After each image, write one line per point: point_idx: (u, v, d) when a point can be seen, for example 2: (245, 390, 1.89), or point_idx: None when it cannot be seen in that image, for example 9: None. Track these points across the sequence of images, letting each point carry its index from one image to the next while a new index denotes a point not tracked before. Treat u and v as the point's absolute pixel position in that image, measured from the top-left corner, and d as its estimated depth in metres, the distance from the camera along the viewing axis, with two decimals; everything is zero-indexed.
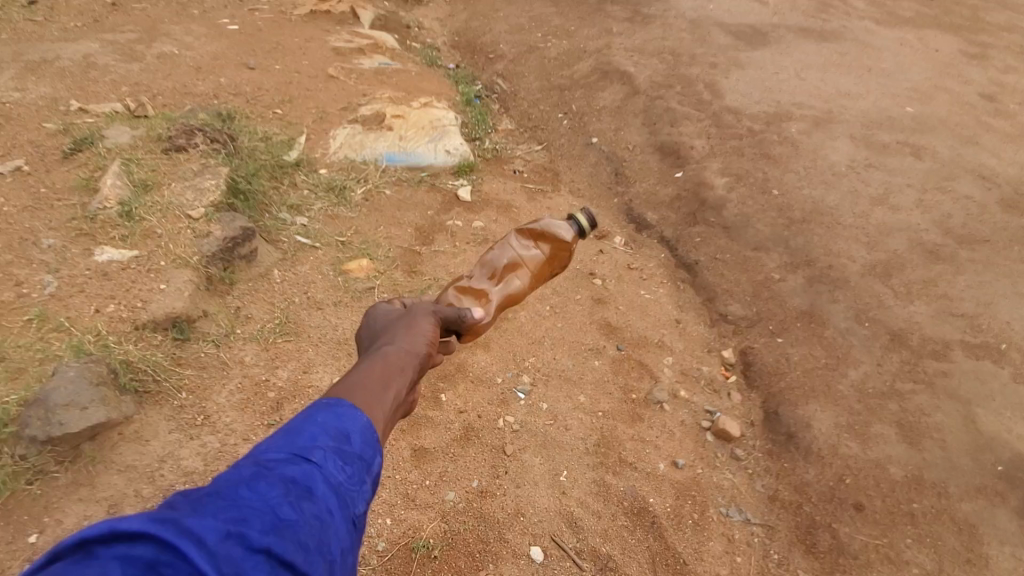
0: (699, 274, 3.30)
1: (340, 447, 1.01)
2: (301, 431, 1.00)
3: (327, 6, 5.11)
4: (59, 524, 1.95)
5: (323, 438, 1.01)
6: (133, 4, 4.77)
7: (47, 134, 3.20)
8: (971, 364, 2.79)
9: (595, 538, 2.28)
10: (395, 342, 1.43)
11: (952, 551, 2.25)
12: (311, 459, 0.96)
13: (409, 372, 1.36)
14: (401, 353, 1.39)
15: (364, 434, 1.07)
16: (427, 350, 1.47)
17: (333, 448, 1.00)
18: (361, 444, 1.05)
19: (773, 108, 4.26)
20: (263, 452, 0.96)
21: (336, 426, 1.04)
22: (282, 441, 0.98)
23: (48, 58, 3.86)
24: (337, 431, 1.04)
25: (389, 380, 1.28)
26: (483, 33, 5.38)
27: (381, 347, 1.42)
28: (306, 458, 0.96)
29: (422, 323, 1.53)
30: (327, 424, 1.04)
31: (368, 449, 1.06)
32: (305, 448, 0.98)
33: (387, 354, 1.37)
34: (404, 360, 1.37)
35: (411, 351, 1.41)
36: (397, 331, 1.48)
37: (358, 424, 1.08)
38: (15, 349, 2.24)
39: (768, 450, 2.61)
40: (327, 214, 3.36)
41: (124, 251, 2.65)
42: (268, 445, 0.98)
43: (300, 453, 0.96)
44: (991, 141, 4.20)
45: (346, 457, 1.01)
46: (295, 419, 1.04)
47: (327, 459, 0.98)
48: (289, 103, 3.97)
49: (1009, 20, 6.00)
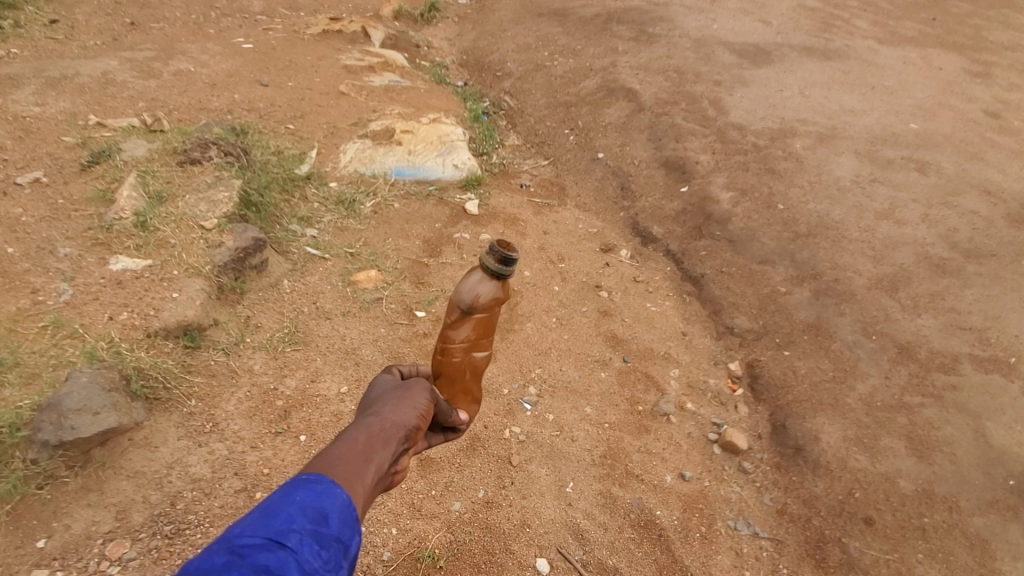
0: (705, 287, 3.32)
1: (317, 530, 0.92)
2: (277, 513, 0.91)
3: (339, 26, 5.25)
4: (67, 529, 1.97)
5: (300, 520, 0.91)
6: (151, 24, 4.92)
7: (66, 147, 3.29)
8: (980, 377, 2.77)
9: (601, 551, 2.26)
10: (383, 410, 1.26)
11: (965, 567, 2.21)
12: (286, 544, 0.87)
13: (394, 445, 1.19)
14: (387, 423, 1.22)
15: (343, 514, 0.97)
16: (419, 422, 1.28)
17: (310, 531, 0.91)
18: (339, 525, 0.95)
19: (777, 124, 4.31)
20: (238, 535, 0.87)
21: (315, 506, 0.95)
22: (258, 523, 0.89)
23: (68, 75, 3.98)
24: (315, 511, 0.94)
25: (371, 453, 1.13)
26: (491, 52, 5.49)
27: (366, 415, 1.25)
28: (281, 542, 0.87)
29: (417, 392, 1.33)
30: (305, 503, 0.94)
31: (346, 529, 0.96)
32: (282, 531, 0.88)
33: (371, 424, 1.20)
34: (388, 432, 1.20)
35: (399, 423, 1.24)
36: (385, 400, 1.30)
37: (337, 503, 0.98)
38: (29, 355, 2.28)
39: (776, 463, 2.59)
40: (337, 226, 3.41)
41: (139, 260, 2.70)
42: (241, 526, 0.89)
43: (276, 537, 0.87)
44: (995, 157, 4.22)
45: (322, 541, 0.91)
46: (271, 498, 0.94)
47: (303, 544, 0.88)
48: (301, 118, 4.05)
49: (1012, 39, 6.06)
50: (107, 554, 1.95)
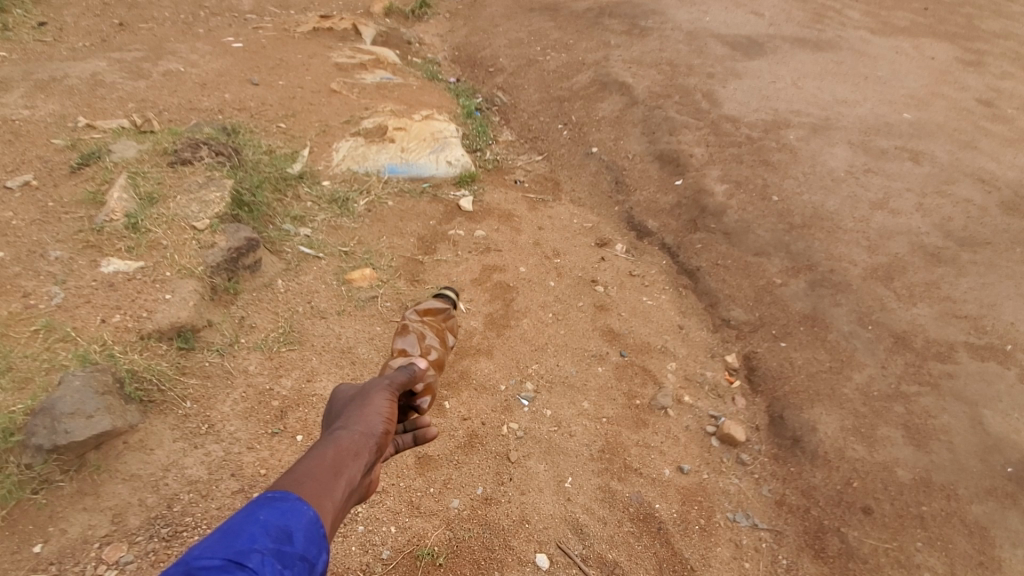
0: (701, 280, 3.31)
1: (281, 549, 0.91)
2: (240, 533, 0.90)
3: (329, 23, 5.20)
4: (63, 533, 1.95)
5: (263, 539, 0.90)
6: (140, 24, 4.87)
7: (55, 150, 3.26)
8: (976, 365, 2.78)
9: (601, 544, 2.26)
10: (350, 422, 1.28)
11: (964, 554, 2.21)
12: (248, 564, 0.86)
13: (364, 457, 1.22)
14: (356, 436, 1.25)
15: (309, 531, 0.98)
16: (385, 428, 1.33)
17: (273, 550, 0.90)
18: (304, 543, 0.95)
19: (771, 116, 4.30)
20: (196, 557, 0.84)
21: (279, 524, 0.95)
22: (218, 544, 0.87)
23: (57, 77, 3.94)
24: (278, 530, 0.94)
25: (340, 468, 1.15)
26: (483, 47, 5.47)
27: (332, 430, 1.27)
28: (241, 563, 0.85)
29: (379, 398, 1.37)
30: (269, 522, 0.94)
31: (312, 547, 0.96)
32: (243, 551, 0.87)
33: (340, 438, 1.22)
34: (358, 444, 1.23)
35: (368, 433, 1.27)
36: (349, 412, 1.34)
37: (303, 520, 0.98)
38: (21, 359, 2.25)
39: (774, 454, 2.59)
40: (330, 225, 3.39)
41: (130, 262, 2.68)
42: (201, 548, 0.86)
43: (236, 558, 0.85)
44: (989, 145, 4.23)
45: (286, 559, 0.90)
46: (234, 518, 0.93)
47: (266, 564, 0.87)
48: (293, 117, 4.03)
49: (1004, 27, 6.07)
50: (104, 558, 1.94)
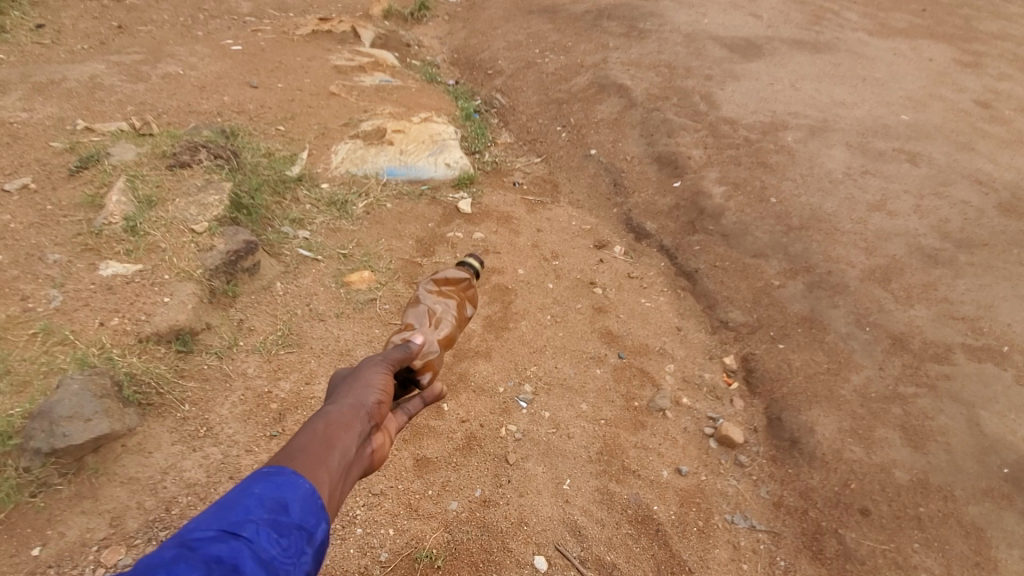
0: (699, 282, 3.32)
1: (276, 519, 0.92)
2: (234, 506, 0.90)
3: (328, 26, 5.21)
4: (61, 537, 1.95)
5: (258, 510, 0.91)
6: (139, 27, 4.87)
7: (54, 153, 3.26)
8: (973, 366, 2.78)
9: (599, 546, 2.26)
10: (340, 397, 1.28)
11: (961, 556, 2.21)
12: (242, 534, 0.87)
13: (357, 428, 1.22)
14: (346, 408, 1.25)
15: (305, 503, 0.98)
16: (379, 399, 1.33)
17: (268, 520, 0.91)
18: (301, 514, 0.96)
19: (769, 117, 4.31)
20: (190, 531, 0.86)
21: (274, 496, 0.95)
22: (213, 516, 0.89)
23: (56, 80, 3.95)
24: (274, 502, 0.94)
25: (333, 441, 1.15)
26: (482, 50, 5.48)
27: (325, 405, 1.28)
28: (235, 533, 0.86)
29: (370, 372, 1.37)
30: (263, 494, 0.94)
31: (309, 517, 0.97)
32: (237, 521, 0.88)
33: (330, 412, 1.22)
34: (350, 417, 1.23)
35: (358, 405, 1.27)
36: (342, 388, 1.33)
37: (299, 492, 0.99)
38: (20, 362, 2.25)
39: (772, 456, 2.60)
40: (329, 227, 3.40)
41: (129, 265, 2.69)
42: (196, 521, 0.88)
43: (231, 528, 0.87)
44: (987, 147, 4.23)
45: (281, 529, 0.91)
46: (228, 493, 0.94)
47: (260, 533, 0.88)
48: (292, 119, 4.03)
49: (1002, 28, 6.08)
50: (102, 561, 1.94)
